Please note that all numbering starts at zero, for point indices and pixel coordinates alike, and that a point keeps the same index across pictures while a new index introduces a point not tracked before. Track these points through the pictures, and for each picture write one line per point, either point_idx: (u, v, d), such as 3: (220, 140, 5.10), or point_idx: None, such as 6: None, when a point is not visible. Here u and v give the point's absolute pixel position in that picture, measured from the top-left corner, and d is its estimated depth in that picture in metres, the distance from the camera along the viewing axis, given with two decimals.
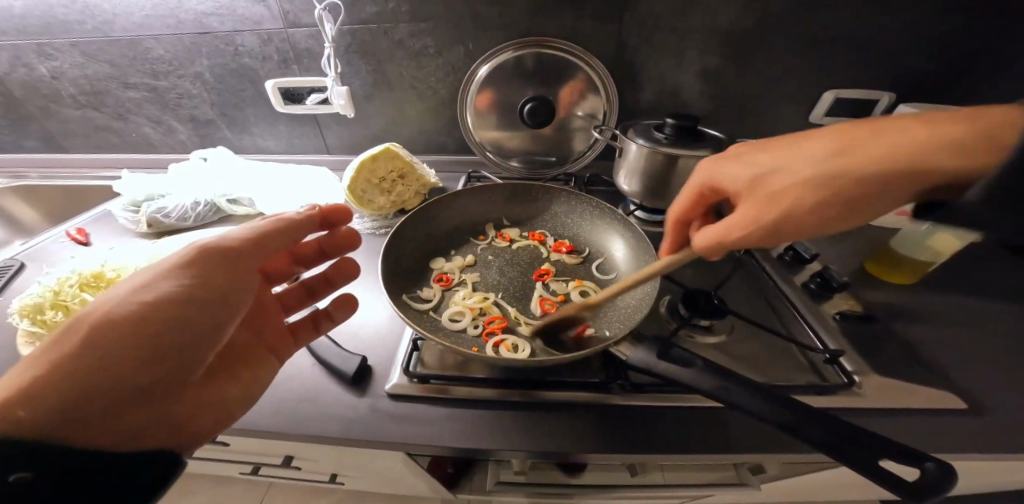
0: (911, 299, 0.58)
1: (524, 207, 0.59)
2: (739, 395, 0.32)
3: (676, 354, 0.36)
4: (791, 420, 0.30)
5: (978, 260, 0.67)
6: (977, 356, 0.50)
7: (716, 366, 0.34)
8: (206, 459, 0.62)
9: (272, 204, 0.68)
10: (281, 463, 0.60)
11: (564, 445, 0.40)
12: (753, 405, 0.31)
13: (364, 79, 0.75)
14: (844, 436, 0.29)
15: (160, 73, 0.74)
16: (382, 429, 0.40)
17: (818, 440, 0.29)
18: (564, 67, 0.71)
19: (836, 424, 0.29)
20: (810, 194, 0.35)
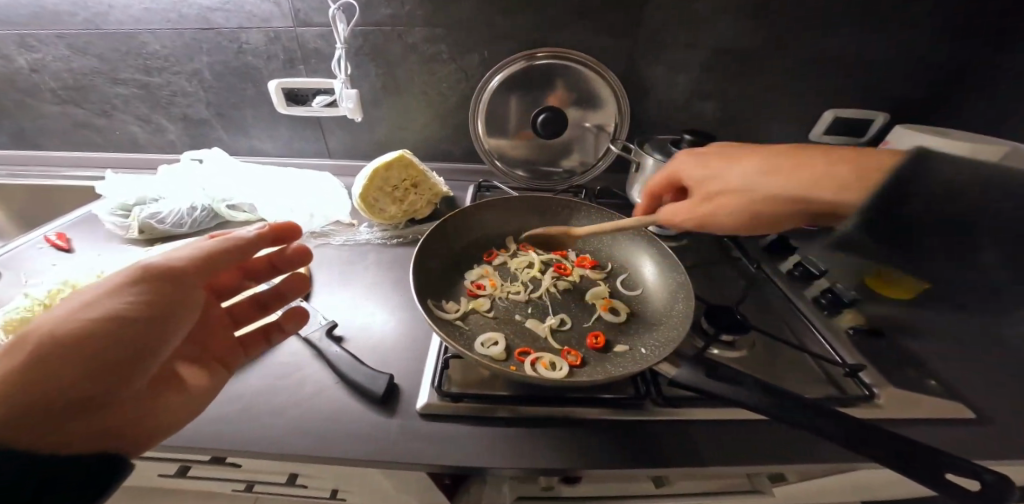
0: (910, 312, 0.61)
1: (543, 221, 0.59)
2: (794, 413, 0.33)
3: (723, 373, 0.37)
4: (845, 435, 0.32)
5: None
6: (977, 370, 0.53)
7: (766, 384, 0.35)
8: (202, 479, 0.58)
9: (274, 210, 0.64)
10: (284, 482, 0.57)
11: (605, 463, 0.39)
12: (808, 421, 0.33)
13: (374, 83, 0.73)
14: (897, 449, 0.31)
15: (154, 69, 0.69)
16: (415, 451, 0.38)
17: (875, 453, 0.31)
18: (579, 78, 0.71)
19: (883, 436, 0.32)
20: (732, 204, 0.44)
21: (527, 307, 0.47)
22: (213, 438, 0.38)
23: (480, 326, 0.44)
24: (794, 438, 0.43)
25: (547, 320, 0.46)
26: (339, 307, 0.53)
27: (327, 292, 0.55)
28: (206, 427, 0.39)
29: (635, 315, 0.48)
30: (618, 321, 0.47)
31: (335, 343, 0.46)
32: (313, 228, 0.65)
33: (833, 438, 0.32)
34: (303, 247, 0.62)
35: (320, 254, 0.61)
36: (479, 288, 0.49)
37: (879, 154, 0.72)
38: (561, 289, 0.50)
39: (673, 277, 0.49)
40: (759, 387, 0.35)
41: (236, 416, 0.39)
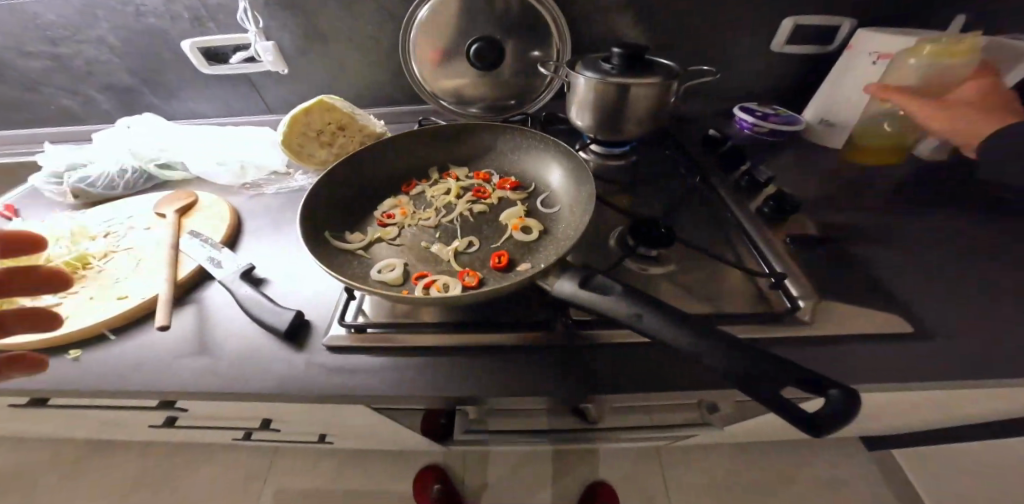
0: (868, 224, 0.57)
1: (469, 148, 0.57)
2: (650, 321, 0.29)
3: (595, 283, 0.33)
4: (695, 345, 0.27)
5: (937, 182, 0.65)
6: (927, 276, 0.49)
7: (633, 291, 0.31)
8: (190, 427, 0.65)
9: (200, 161, 0.63)
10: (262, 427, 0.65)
11: (508, 385, 0.39)
12: (667, 333, 0.28)
13: (294, 32, 0.69)
14: (758, 363, 0.26)
15: (59, 39, 0.67)
16: (321, 382, 0.39)
17: (723, 368, 0.26)
18: (511, 1, 0.66)
19: (757, 358, 0.26)
20: None
21: (438, 234, 0.46)
22: (126, 381, 0.39)
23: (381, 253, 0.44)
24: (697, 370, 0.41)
25: (454, 245, 0.45)
26: (265, 250, 0.53)
27: (253, 239, 0.55)
28: (123, 374, 0.40)
29: (547, 233, 0.46)
30: (527, 240, 0.46)
31: (250, 284, 0.47)
32: (246, 179, 0.64)
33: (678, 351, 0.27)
34: (235, 198, 0.62)
35: (252, 204, 0.61)
36: (389, 216, 0.48)
37: (844, 60, 0.66)
38: (476, 213, 0.49)
39: (583, 191, 0.48)
40: (625, 294, 0.31)
41: (151, 358, 0.41)
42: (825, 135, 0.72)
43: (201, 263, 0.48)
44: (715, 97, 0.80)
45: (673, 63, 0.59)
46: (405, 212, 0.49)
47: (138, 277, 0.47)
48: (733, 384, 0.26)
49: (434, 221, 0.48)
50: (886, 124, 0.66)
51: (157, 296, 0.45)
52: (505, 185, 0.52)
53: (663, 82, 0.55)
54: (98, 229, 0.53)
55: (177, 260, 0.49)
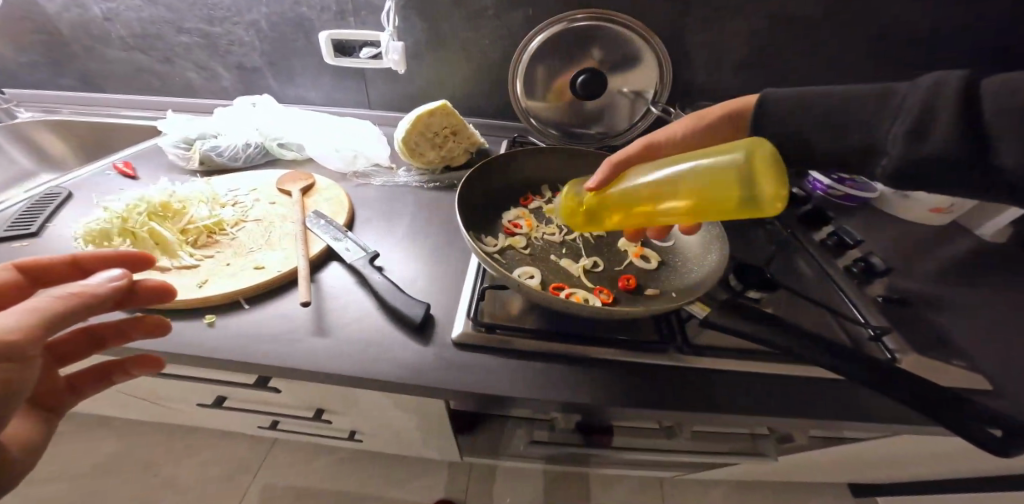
0: (945, 291, 0.60)
1: (580, 172, 0.59)
2: (827, 356, 0.41)
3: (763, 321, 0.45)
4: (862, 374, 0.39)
5: (1004, 258, 0.69)
6: (1012, 343, 0.52)
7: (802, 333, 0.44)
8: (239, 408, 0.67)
9: (319, 147, 0.67)
10: (312, 416, 0.66)
11: (626, 400, 0.41)
12: (839, 363, 0.40)
13: (418, 37, 0.75)
14: (938, 401, 0.38)
15: (216, 18, 0.72)
16: (451, 376, 0.41)
17: (904, 397, 0.38)
18: (624, 41, 0.70)
19: (893, 372, 0.40)
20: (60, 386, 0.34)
21: (563, 250, 0.48)
22: (269, 351, 0.41)
23: (513, 259, 0.46)
24: (803, 407, 0.41)
25: (581, 262, 0.47)
26: (381, 240, 0.56)
27: (368, 228, 0.57)
28: (260, 345, 0.41)
29: (666, 264, 0.48)
30: (649, 267, 0.48)
31: (376, 271, 0.49)
32: (355, 167, 0.68)
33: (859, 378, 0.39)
34: (346, 185, 0.65)
35: (362, 193, 0.64)
36: (514, 226, 0.50)
37: None
38: (594, 235, 0.51)
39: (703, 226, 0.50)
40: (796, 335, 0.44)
41: (289, 330, 0.43)
42: (892, 203, 0.76)
43: (330, 245, 0.50)
44: None
45: None
46: (530, 225, 0.51)
47: (269, 250, 0.49)
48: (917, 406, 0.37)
49: (557, 236, 0.50)
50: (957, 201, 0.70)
51: (294, 270, 0.47)
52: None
53: None
54: (230, 197, 0.56)
55: (306, 238, 0.51)
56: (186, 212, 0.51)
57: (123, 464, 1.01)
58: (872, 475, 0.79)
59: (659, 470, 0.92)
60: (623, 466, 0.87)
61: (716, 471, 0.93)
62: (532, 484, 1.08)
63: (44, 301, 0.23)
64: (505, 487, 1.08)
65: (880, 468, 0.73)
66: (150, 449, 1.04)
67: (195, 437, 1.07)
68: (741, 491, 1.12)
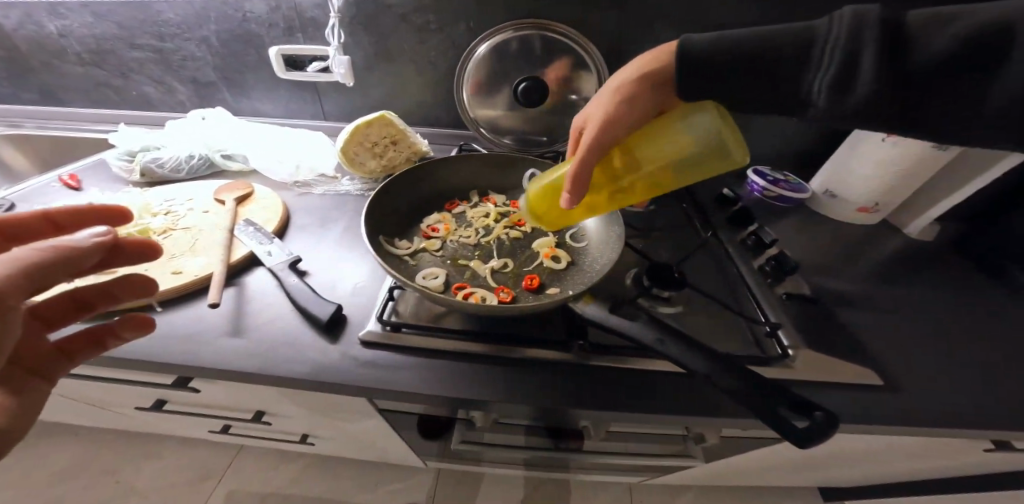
0: (862, 292, 0.63)
1: (508, 177, 0.61)
2: (673, 348, 0.37)
3: (629, 313, 0.41)
4: (704, 370, 0.34)
5: (929, 259, 0.71)
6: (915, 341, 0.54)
7: (660, 323, 0.39)
8: (181, 412, 0.69)
9: (263, 159, 0.69)
10: (251, 418, 0.68)
11: (523, 397, 0.42)
12: (682, 355, 0.36)
13: (366, 51, 0.77)
14: (761, 386, 0.33)
15: (167, 34, 0.75)
16: (352, 373, 0.42)
17: (728, 388, 0.33)
18: (564, 50, 0.72)
19: (735, 365, 0.34)
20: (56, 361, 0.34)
21: (474, 251, 0.50)
22: (172, 352, 0.42)
23: (424, 262, 0.48)
24: (696, 402, 0.43)
25: (488, 264, 0.48)
26: (309, 245, 0.57)
27: (299, 234, 0.59)
28: (170, 348, 0.43)
29: (574, 264, 0.50)
30: (558, 267, 0.49)
31: (295, 274, 0.50)
32: (298, 178, 0.70)
33: (695, 372, 0.34)
34: (287, 194, 0.67)
35: (302, 201, 0.66)
36: (430, 230, 0.52)
37: (855, 135, 0.72)
38: (511, 238, 0.53)
39: (612, 225, 0.52)
40: (653, 324, 0.39)
41: (198, 331, 0.45)
42: (828, 206, 0.80)
43: (252, 251, 0.52)
44: None
45: None
46: (448, 229, 0.53)
47: (191, 256, 0.51)
48: (741, 399, 0.32)
49: (470, 240, 0.52)
50: (882, 201, 0.74)
51: (211, 274, 0.48)
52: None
53: None
54: (163, 207, 0.58)
55: (231, 244, 0.53)
56: None
57: (87, 473, 1.02)
58: (814, 472, 0.80)
59: (618, 475, 0.93)
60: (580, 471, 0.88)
61: (673, 474, 0.94)
62: (500, 490, 1.08)
63: (33, 251, 0.24)
64: (471, 494, 1.08)
65: (819, 466, 0.74)
66: (114, 458, 1.05)
67: (160, 445, 1.08)
68: (708, 494, 1.12)
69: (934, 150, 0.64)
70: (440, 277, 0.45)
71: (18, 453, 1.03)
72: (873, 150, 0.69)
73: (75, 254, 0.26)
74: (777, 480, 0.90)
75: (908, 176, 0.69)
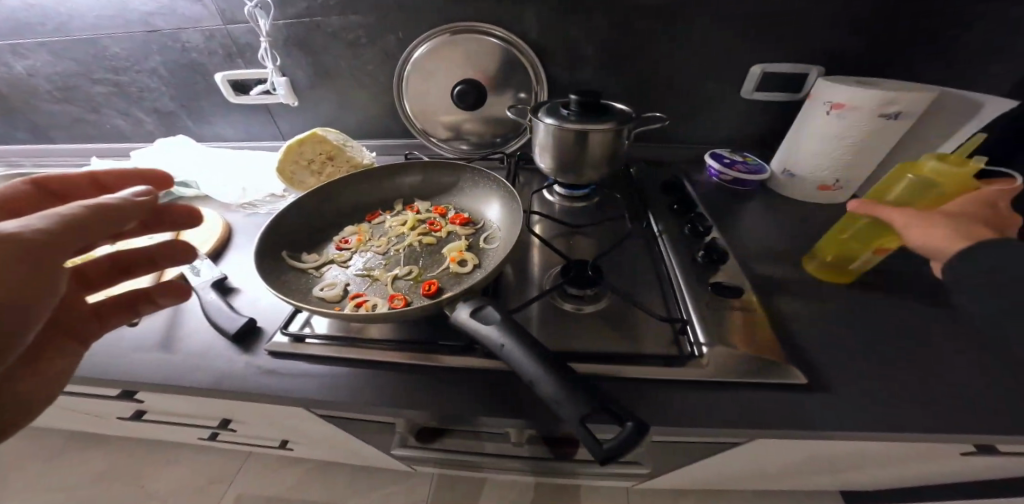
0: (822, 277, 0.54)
1: (435, 183, 0.63)
2: (510, 350, 0.33)
3: (486, 313, 0.37)
4: (534, 375, 0.31)
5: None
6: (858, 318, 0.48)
7: (511, 322, 0.36)
8: (159, 421, 0.75)
9: (212, 183, 0.74)
10: (219, 426, 0.74)
11: (410, 401, 0.42)
12: (518, 356, 0.33)
13: (306, 70, 0.80)
14: (585, 388, 0.30)
15: (120, 69, 0.79)
16: (251, 382, 0.44)
17: (548, 391, 0.30)
18: (496, 50, 0.74)
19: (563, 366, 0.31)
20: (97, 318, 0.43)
21: (382, 259, 0.52)
22: (96, 368, 0.46)
23: (329, 273, 0.50)
24: None
25: (388, 272, 0.50)
26: (244, 262, 0.60)
27: (236, 253, 0.62)
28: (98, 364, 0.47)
29: (479, 266, 0.51)
30: (461, 270, 0.50)
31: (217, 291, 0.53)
32: (246, 200, 0.73)
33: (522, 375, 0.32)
34: (234, 215, 0.70)
35: (246, 221, 0.69)
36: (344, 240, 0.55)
37: (801, 113, 0.64)
38: (423, 244, 0.54)
39: (516, 226, 0.52)
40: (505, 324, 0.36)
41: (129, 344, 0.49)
42: (787, 186, 0.70)
43: (182, 271, 0.55)
44: (691, 142, 0.82)
45: (627, 109, 0.64)
46: (361, 240, 0.54)
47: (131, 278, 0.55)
48: (555, 405, 0.30)
49: (380, 248, 0.53)
50: (845, 178, 0.64)
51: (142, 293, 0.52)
52: (457, 219, 0.57)
53: (615, 129, 0.60)
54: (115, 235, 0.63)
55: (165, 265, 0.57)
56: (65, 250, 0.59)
57: (109, 480, 1.12)
58: (798, 475, 0.75)
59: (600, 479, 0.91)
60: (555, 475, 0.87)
61: (657, 478, 0.91)
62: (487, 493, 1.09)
63: (73, 209, 0.29)
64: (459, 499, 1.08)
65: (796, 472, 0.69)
66: (133, 467, 1.15)
67: (173, 454, 1.17)
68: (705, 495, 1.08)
69: (884, 121, 0.57)
70: (340, 288, 0.48)
71: (53, 463, 1.15)
72: (818, 126, 0.61)
73: (113, 208, 0.31)
74: (763, 482, 0.84)
75: (863, 153, 0.61)
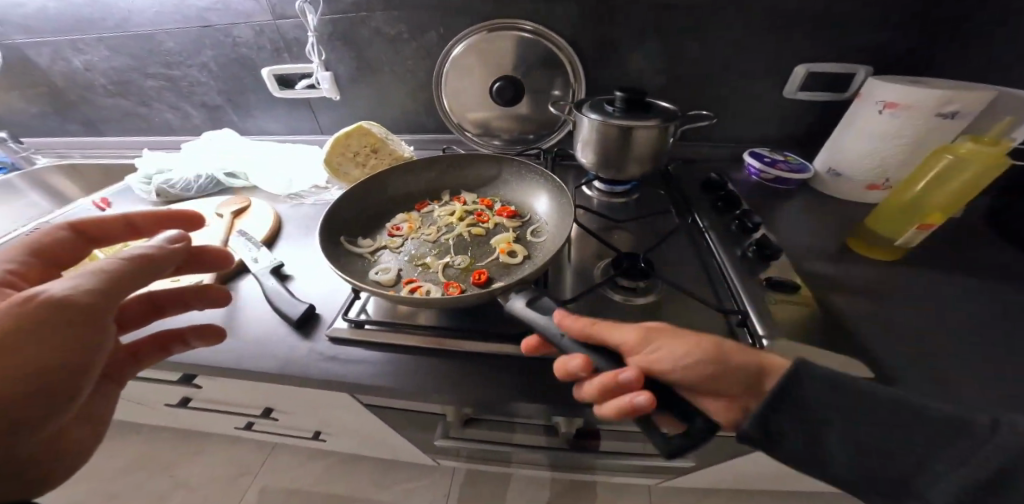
0: (877, 273, 0.53)
1: (480, 175, 0.64)
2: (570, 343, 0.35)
3: (547, 305, 0.38)
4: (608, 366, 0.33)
5: (961, 228, 0.60)
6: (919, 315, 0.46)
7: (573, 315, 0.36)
8: (203, 409, 0.77)
9: (259, 175, 0.76)
10: (261, 414, 0.76)
11: (469, 389, 0.43)
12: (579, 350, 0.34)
13: (349, 65, 0.82)
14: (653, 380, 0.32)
15: (172, 63, 0.83)
16: (315, 366, 0.46)
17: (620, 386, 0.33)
18: (536, 47, 0.75)
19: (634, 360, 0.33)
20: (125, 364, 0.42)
21: (435, 247, 0.53)
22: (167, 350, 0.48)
23: (381, 259, 0.51)
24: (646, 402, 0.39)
25: (444, 259, 0.51)
26: (296, 251, 0.62)
27: (287, 242, 0.64)
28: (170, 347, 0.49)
29: (529, 259, 0.52)
30: (510, 262, 0.51)
31: (276, 278, 0.55)
32: (291, 191, 0.75)
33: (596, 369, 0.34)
34: (282, 206, 0.72)
35: (293, 211, 0.71)
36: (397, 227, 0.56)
37: (850, 110, 0.64)
38: (472, 234, 0.55)
39: (566, 224, 0.53)
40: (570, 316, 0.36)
41: None
42: (833, 186, 0.70)
43: (242, 257, 0.58)
44: (729, 140, 0.82)
45: (672, 107, 0.64)
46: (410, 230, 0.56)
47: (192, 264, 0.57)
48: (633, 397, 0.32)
49: (434, 235, 0.55)
50: (894, 177, 0.63)
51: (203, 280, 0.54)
52: (505, 212, 0.58)
53: (661, 127, 0.60)
54: None
55: None
56: None
57: (148, 465, 1.17)
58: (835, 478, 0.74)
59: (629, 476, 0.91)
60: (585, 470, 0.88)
61: (685, 477, 0.91)
62: (513, 488, 1.10)
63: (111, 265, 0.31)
64: (484, 495, 1.10)
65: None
66: (171, 453, 1.19)
67: (208, 440, 1.21)
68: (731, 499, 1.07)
69: (940, 120, 0.57)
70: (393, 273, 0.49)
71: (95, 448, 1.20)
72: (872, 125, 0.61)
73: (155, 259, 0.34)
74: (795, 483, 0.84)
75: (915, 153, 0.60)
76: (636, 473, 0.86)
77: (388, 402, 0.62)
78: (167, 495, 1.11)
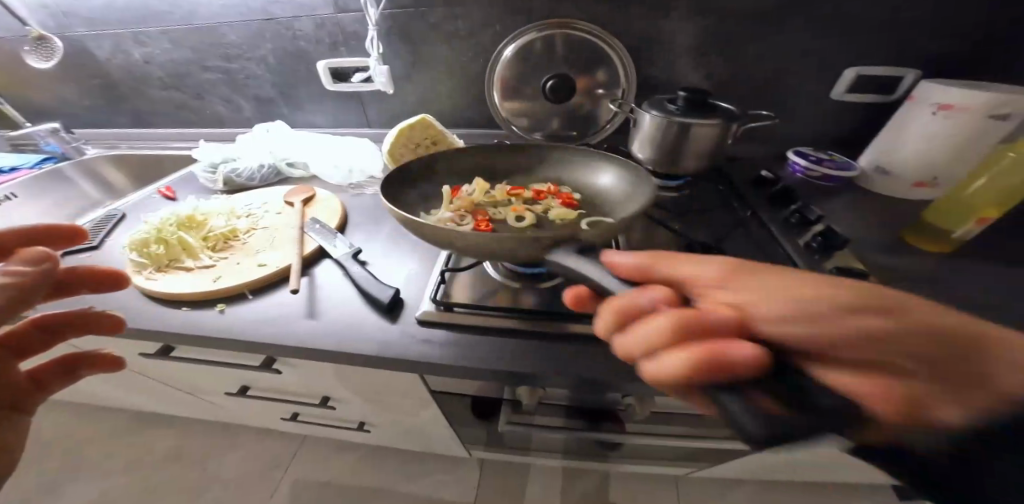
0: (938, 264, 0.55)
1: (566, 166, 0.70)
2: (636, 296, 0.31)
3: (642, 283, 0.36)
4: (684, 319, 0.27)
5: (1014, 223, 0.62)
6: (986, 302, 0.48)
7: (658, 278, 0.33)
8: (258, 398, 0.78)
9: (318, 166, 0.78)
10: (317, 403, 0.76)
11: (561, 368, 0.45)
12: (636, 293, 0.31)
13: (403, 59, 0.84)
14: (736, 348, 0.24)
15: (232, 56, 0.86)
16: (409, 346, 0.48)
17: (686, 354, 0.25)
18: (591, 45, 0.77)
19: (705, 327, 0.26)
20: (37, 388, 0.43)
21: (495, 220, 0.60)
22: (262, 331, 0.50)
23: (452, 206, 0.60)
24: None
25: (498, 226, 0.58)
26: (367, 239, 0.64)
27: (357, 231, 0.66)
28: (265, 327, 0.50)
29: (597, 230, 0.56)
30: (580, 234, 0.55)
31: (357, 264, 0.57)
32: (351, 181, 0.78)
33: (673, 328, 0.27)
34: (343, 196, 0.75)
35: (356, 201, 0.73)
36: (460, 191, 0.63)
37: (901, 111, 0.67)
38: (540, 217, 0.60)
39: (636, 194, 0.60)
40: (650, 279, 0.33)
41: (283, 314, 0.52)
42: (877, 184, 0.72)
43: (321, 244, 0.60)
44: (770, 139, 0.85)
45: (732, 107, 0.67)
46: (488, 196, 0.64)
47: (272, 250, 0.59)
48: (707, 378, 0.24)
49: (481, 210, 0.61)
50: (942, 175, 0.66)
51: (289, 266, 0.56)
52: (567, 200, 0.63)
53: (723, 125, 0.62)
54: (244, 210, 0.67)
55: (303, 239, 0.61)
56: (205, 222, 0.62)
57: (180, 458, 1.16)
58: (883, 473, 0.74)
59: (666, 467, 0.93)
60: (630, 460, 0.89)
61: (723, 471, 0.92)
62: (547, 485, 1.10)
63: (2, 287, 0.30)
64: (516, 491, 1.10)
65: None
66: (201, 447, 1.18)
67: (239, 435, 1.20)
68: (765, 497, 1.08)
69: (992, 122, 0.59)
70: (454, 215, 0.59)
71: (124, 443, 1.18)
72: (923, 127, 0.64)
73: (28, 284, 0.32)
74: (836, 478, 0.85)
75: (964, 154, 0.63)
76: (681, 464, 0.88)
77: (454, 387, 0.63)
78: (200, 489, 1.10)
